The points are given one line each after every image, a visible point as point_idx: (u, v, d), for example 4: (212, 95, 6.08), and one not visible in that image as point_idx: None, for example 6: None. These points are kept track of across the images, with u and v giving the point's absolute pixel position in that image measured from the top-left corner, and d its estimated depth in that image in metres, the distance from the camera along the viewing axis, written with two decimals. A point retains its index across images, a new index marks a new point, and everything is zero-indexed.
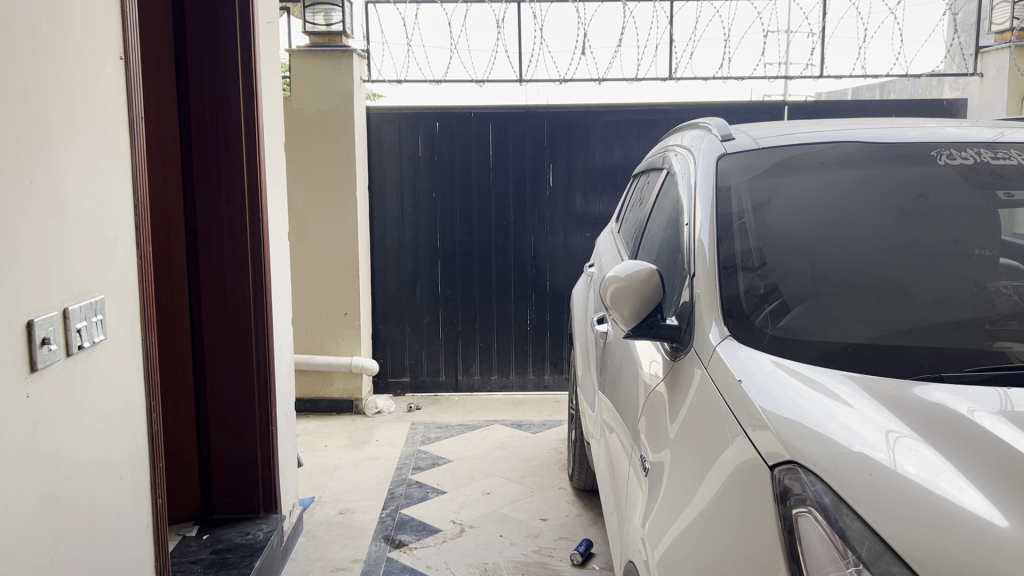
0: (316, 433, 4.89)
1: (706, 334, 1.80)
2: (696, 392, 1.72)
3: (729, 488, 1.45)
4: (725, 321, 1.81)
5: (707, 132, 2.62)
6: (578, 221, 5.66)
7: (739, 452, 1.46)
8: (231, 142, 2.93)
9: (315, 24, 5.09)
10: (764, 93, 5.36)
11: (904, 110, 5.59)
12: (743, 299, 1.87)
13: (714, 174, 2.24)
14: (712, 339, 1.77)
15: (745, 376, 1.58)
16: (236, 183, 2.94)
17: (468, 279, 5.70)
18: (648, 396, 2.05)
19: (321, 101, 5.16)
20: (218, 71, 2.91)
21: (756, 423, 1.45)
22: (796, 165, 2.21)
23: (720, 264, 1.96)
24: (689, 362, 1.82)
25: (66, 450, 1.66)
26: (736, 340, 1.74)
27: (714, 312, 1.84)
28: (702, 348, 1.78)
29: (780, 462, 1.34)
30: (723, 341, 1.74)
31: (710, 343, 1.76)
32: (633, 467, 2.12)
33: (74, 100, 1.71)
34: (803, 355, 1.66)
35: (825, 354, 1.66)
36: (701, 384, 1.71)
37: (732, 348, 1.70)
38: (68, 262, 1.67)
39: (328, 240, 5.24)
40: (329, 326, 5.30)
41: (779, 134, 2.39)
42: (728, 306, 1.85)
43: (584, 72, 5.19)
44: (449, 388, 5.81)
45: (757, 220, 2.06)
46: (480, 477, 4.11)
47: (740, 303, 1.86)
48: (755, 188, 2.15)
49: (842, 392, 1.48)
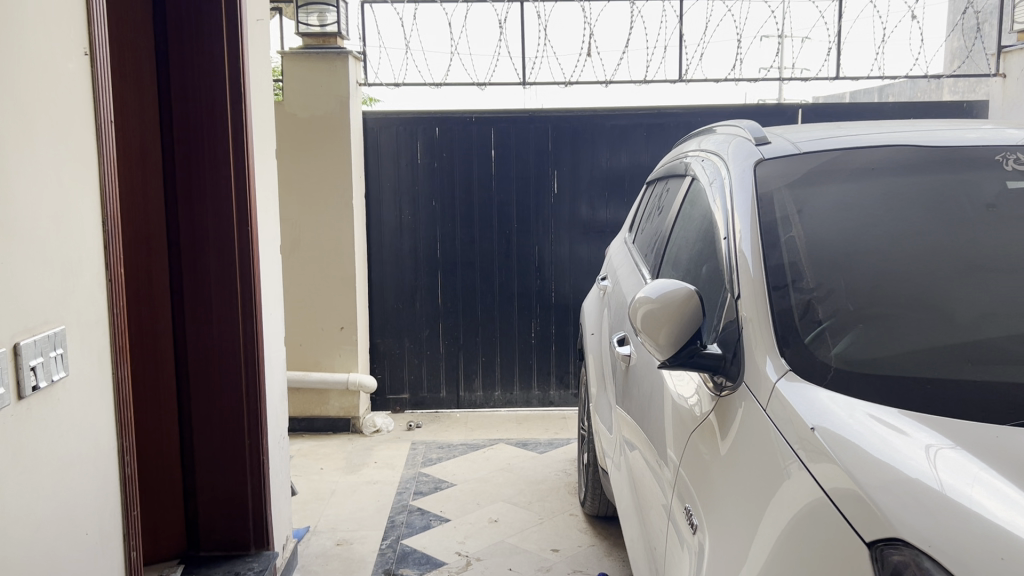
0: (311, 454, 4.65)
1: (760, 369, 1.57)
2: (753, 434, 1.51)
3: (793, 537, 1.29)
4: (781, 352, 1.58)
5: (737, 135, 2.40)
6: (584, 229, 5.43)
7: (823, 522, 1.23)
8: (216, 151, 2.70)
9: (308, 26, 4.89)
10: (761, 97, 5.18)
11: (922, 113, 5.39)
12: (799, 325, 1.63)
13: (752, 181, 2.01)
14: (769, 376, 1.54)
15: (818, 422, 1.36)
16: (223, 198, 2.71)
17: (471, 291, 5.47)
18: (686, 430, 1.84)
19: (314, 106, 4.92)
20: (202, 69, 2.68)
21: (818, 458, 1.31)
22: (845, 171, 1.98)
23: (769, 283, 1.72)
24: (739, 398, 1.60)
25: (19, 507, 1.42)
26: (798, 377, 1.50)
27: (767, 341, 1.61)
28: (756, 386, 1.55)
29: (881, 539, 1.12)
30: (783, 379, 1.51)
31: (767, 380, 1.53)
32: (670, 502, 1.92)
33: (24, 102, 1.47)
34: (878, 396, 1.42)
35: (902, 393, 1.42)
36: (760, 426, 1.49)
37: (794, 385, 1.49)
38: (18, 291, 1.44)
39: (323, 252, 5.01)
40: (324, 341, 5.06)
41: (821, 138, 2.17)
42: (783, 334, 1.61)
43: (590, 75, 5.00)
44: (450, 405, 5.57)
45: (806, 233, 1.82)
46: (485, 503, 3.87)
47: (795, 330, 1.62)
48: (802, 198, 1.92)
49: (923, 431, 1.28)
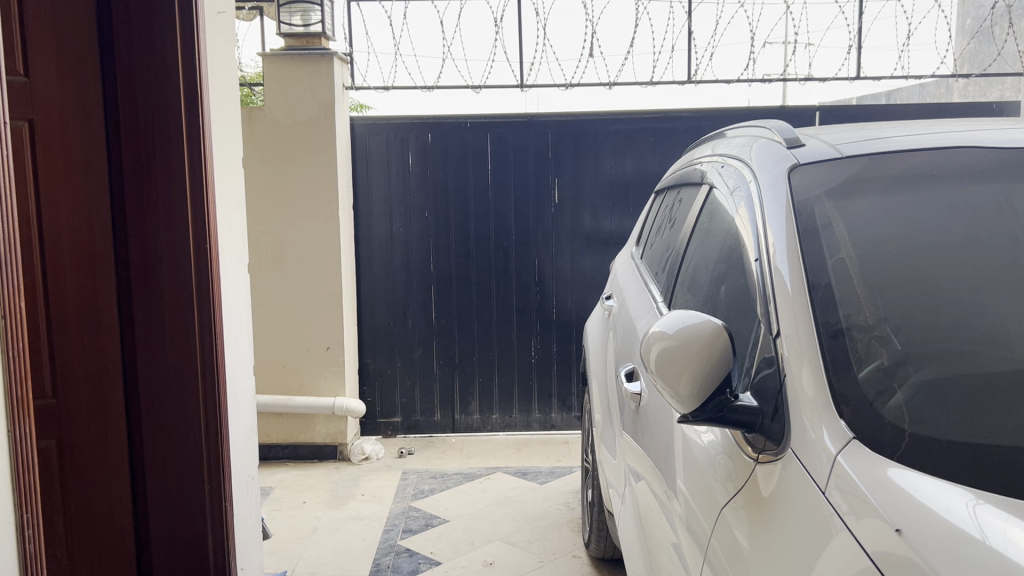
0: (293, 486, 4.31)
1: (813, 438, 1.23)
2: (808, 530, 1.15)
3: None
4: (841, 413, 1.23)
5: (762, 137, 2.09)
6: (588, 240, 5.11)
7: None
8: (169, 159, 2.38)
9: (291, 26, 4.58)
10: (767, 101, 4.90)
11: (947, 114, 5.09)
12: (862, 377, 1.29)
13: (787, 191, 1.67)
14: (828, 447, 1.19)
15: (904, 523, 1.02)
16: (178, 218, 2.40)
17: (467, 308, 5.15)
18: (706, 480, 1.53)
19: (297, 112, 4.62)
20: (154, 67, 2.36)
21: (896, 557, 0.99)
22: (903, 178, 1.64)
23: (817, 319, 1.38)
24: (789, 478, 1.24)
25: None
26: (866, 449, 1.17)
27: (819, 396, 1.27)
28: (814, 467, 1.19)
29: None
30: (845, 452, 1.17)
31: (826, 454, 1.19)
32: (682, 544, 1.64)
33: None
34: (974, 481, 1.08)
35: (1007, 480, 1.08)
36: (817, 520, 1.14)
37: (864, 466, 1.14)
38: None
39: (309, 267, 4.69)
40: (309, 362, 4.73)
41: (865, 141, 1.83)
42: (841, 388, 1.27)
43: (592, 76, 4.67)
44: (445, 429, 5.24)
45: (859, 257, 1.48)
46: (481, 543, 3.54)
47: (855, 385, 1.28)
48: (851, 214, 1.57)
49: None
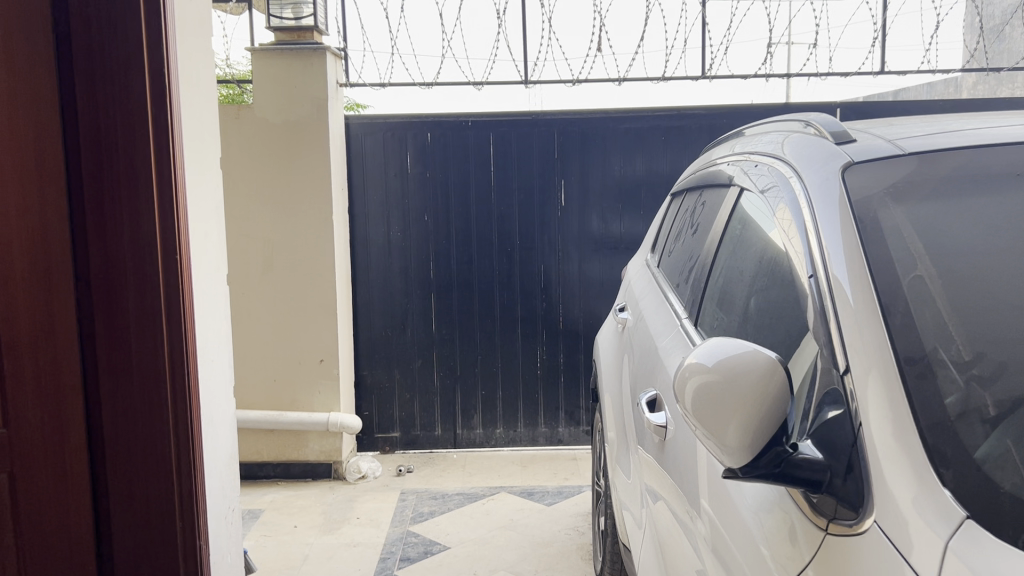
0: (284, 508, 4.06)
1: (907, 512, 0.97)
2: None
3: None
4: (946, 485, 0.99)
5: (797, 132, 1.86)
6: (596, 245, 4.85)
7: None
8: (134, 162, 2.13)
9: (282, 19, 4.33)
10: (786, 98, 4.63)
11: (976, 108, 4.81)
12: (963, 434, 1.04)
13: (843, 194, 1.39)
14: (931, 527, 0.93)
15: None
16: (143, 227, 2.15)
17: (469, 317, 4.89)
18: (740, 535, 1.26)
19: (288, 109, 4.37)
20: (116, 59, 2.11)
21: None
22: (986, 175, 1.37)
23: (899, 352, 1.12)
24: (865, 559, 0.97)
25: None
26: (984, 536, 0.92)
27: (911, 461, 1.01)
28: (909, 550, 0.93)
29: None
30: (956, 538, 0.91)
31: (927, 536, 0.93)
32: (706, 569, 1.39)
33: None
34: None
35: None
36: None
37: (985, 558, 0.88)
38: None
39: (301, 275, 4.44)
40: (302, 375, 4.48)
41: (930, 135, 1.56)
42: (940, 448, 1.03)
43: (601, 72, 4.40)
44: (447, 445, 4.99)
45: (942, 273, 1.22)
46: (484, 573, 3.28)
47: (958, 445, 1.03)
48: (925, 221, 1.31)
49: None
